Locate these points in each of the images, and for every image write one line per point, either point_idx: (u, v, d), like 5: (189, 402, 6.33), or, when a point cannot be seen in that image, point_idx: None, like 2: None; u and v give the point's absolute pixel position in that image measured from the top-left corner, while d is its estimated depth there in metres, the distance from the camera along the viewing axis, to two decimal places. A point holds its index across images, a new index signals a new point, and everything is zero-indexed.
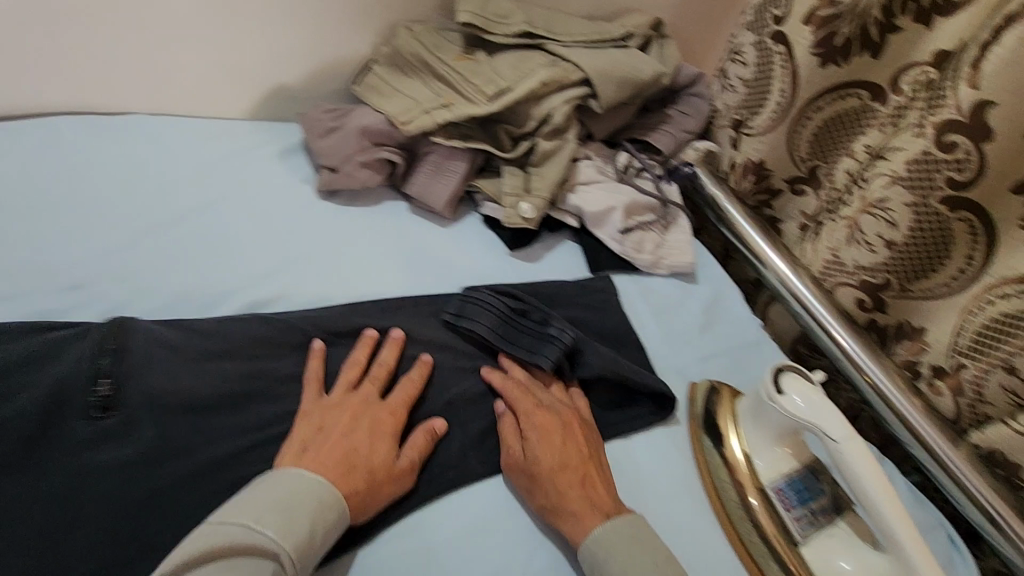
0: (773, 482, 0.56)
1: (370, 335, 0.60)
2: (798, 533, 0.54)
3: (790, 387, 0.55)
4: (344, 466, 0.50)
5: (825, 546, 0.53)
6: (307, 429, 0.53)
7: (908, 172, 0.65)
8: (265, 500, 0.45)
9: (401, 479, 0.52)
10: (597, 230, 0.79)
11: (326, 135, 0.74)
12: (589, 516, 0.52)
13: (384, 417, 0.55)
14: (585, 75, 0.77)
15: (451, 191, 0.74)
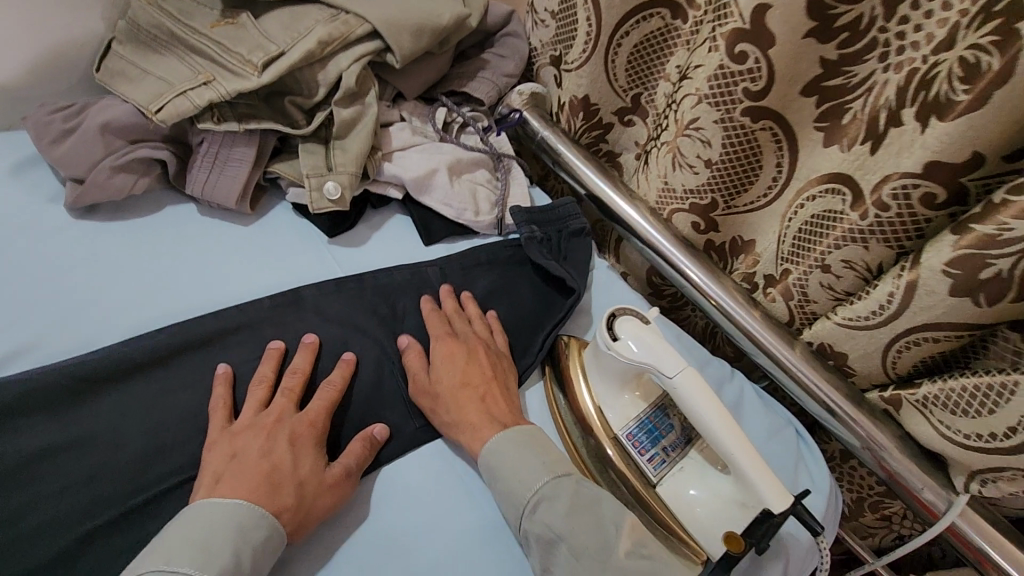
0: (624, 428, 0.55)
1: (276, 347, 0.55)
2: (652, 474, 0.53)
3: (627, 331, 0.53)
4: (263, 489, 0.45)
5: (677, 480, 0.53)
6: (218, 460, 0.47)
7: (709, 87, 0.63)
8: (179, 534, 0.42)
9: (336, 490, 0.48)
10: (423, 198, 0.72)
11: (60, 141, 0.60)
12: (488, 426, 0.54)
13: (298, 432, 0.50)
14: (372, 27, 0.68)
15: (241, 182, 0.64)
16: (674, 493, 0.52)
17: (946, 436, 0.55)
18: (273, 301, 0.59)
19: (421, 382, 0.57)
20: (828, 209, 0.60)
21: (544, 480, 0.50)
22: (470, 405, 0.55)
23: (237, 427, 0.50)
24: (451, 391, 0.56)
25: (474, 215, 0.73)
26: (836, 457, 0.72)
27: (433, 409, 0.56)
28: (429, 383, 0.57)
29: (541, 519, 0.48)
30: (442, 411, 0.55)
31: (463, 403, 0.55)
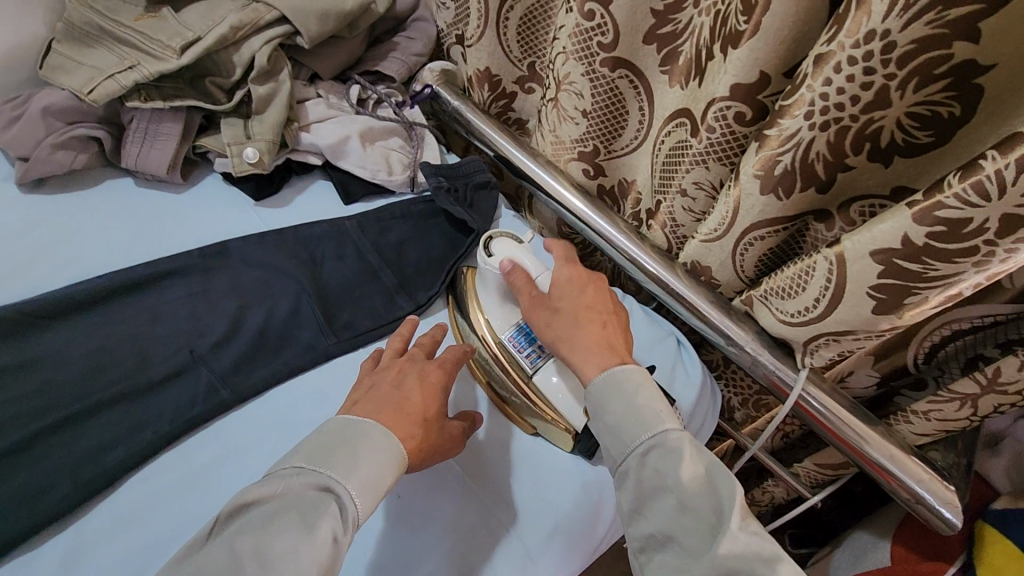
0: (507, 333, 0.65)
1: (411, 316, 0.62)
2: (531, 367, 0.63)
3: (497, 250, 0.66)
4: (402, 420, 0.52)
5: (550, 370, 0.62)
6: (357, 392, 0.55)
7: (573, 44, 0.72)
8: (323, 444, 0.48)
9: (450, 436, 0.56)
10: (340, 162, 0.81)
11: (9, 125, 0.69)
12: (602, 358, 0.56)
13: (433, 376, 0.56)
14: (281, 13, 0.77)
15: (170, 154, 0.73)
16: (549, 382, 0.62)
17: (784, 319, 0.63)
18: (201, 252, 0.68)
19: (532, 299, 0.62)
20: (678, 140, 0.70)
21: (657, 432, 0.50)
22: (594, 329, 0.58)
23: (368, 374, 0.57)
24: (573, 318, 0.59)
25: (387, 174, 0.82)
26: (719, 365, 0.81)
27: (567, 347, 0.58)
28: (533, 306, 0.61)
29: (653, 465, 0.49)
30: (551, 330, 0.59)
31: (590, 331, 0.58)
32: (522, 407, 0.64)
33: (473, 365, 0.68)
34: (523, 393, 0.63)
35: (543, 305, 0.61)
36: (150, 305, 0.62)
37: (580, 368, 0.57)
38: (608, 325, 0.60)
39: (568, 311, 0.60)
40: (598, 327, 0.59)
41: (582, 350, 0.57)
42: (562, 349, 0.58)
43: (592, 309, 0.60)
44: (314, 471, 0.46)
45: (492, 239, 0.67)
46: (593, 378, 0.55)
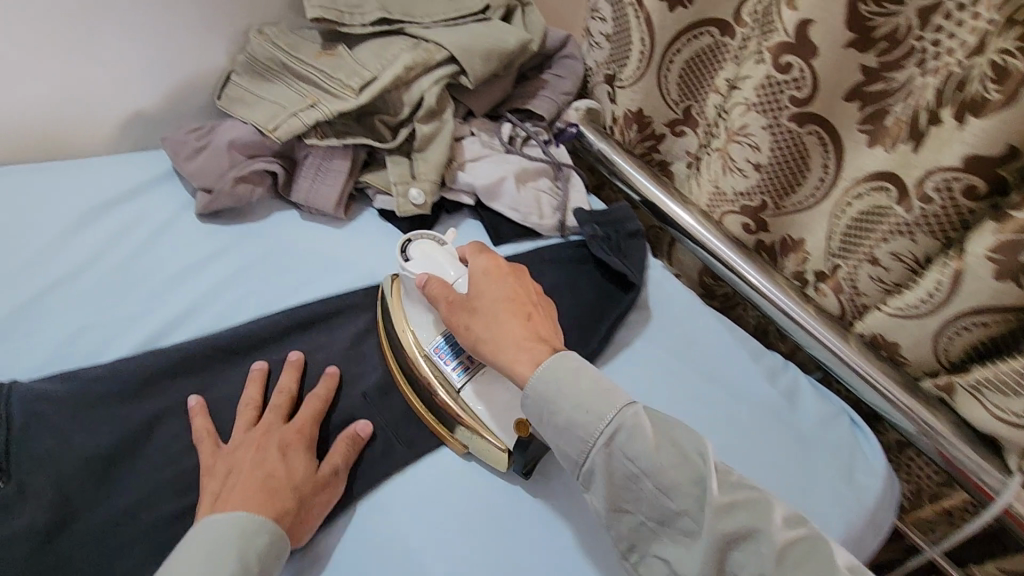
0: (432, 345, 0.61)
1: (258, 371, 0.59)
2: (457, 381, 0.60)
3: (416, 253, 0.64)
4: (268, 493, 0.50)
5: (480, 384, 0.60)
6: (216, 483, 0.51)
7: (756, 97, 0.68)
8: (201, 546, 0.45)
9: (328, 487, 0.54)
10: (492, 204, 0.80)
11: (193, 156, 0.71)
12: (522, 367, 0.54)
13: (290, 441, 0.54)
14: (449, 54, 0.77)
15: (339, 190, 0.74)
16: (493, 411, 0.59)
17: (999, 417, 0.60)
18: (366, 292, 0.69)
19: (455, 302, 0.59)
20: (874, 205, 0.65)
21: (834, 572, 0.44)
22: (532, 324, 0.58)
23: (212, 461, 0.53)
24: (524, 321, 0.57)
25: (538, 218, 0.80)
26: (893, 447, 0.75)
27: (495, 355, 0.56)
28: (468, 303, 0.59)
29: (620, 447, 0.49)
30: (484, 334, 0.57)
31: (508, 328, 0.56)
32: (464, 434, 0.59)
33: (433, 429, 0.60)
34: (461, 415, 0.59)
35: (458, 308, 0.59)
36: (323, 345, 0.64)
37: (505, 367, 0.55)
38: (544, 345, 0.56)
39: (509, 321, 0.57)
40: (529, 359, 0.54)
41: (538, 380, 0.54)
42: (485, 348, 0.57)
43: (526, 340, 0.56)
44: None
45: (414, 244, 0.65)
46: (529, 371, 0.54)
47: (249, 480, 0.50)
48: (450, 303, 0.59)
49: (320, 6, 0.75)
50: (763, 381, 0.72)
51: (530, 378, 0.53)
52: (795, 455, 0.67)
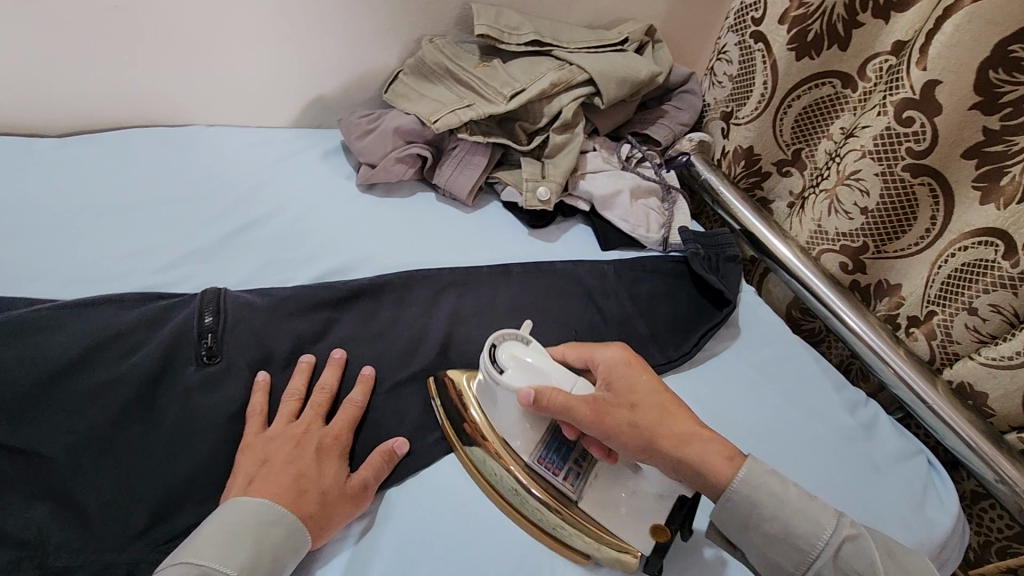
0: (533, 455, 0.56)
1: (306, 362, 0.59)
2: (570, 490, 0.56)
3: (513, 363, 0.56)
4: (300, 491, 0.49)
5: (596, 489, 0.56)
6: (251, 462, 0.51)
7: (874, 145, 0.74)
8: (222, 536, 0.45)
9: (355, 499, 0.52)
10: (606, 212, 0.88)
11: (363, 136, 0.84)
12: (719, 464, 0.52)
13: (329, 448, 0.54)
14: (589, 76, 0.87)
15: (475, 180, 0.84)
16: (597, 501, 0.55)
17: None
18: (489, 270, 0.78)
19: (590, 404, 0.53)
20: (977, 258, 0.69)
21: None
22: (676, 419, 0.53)
23: (257, 437, 0.53)
24: (660, 412, 0.53)
25: (645, 231, 0.88)
26: (966, 498, 0.77)
27: (658, 449, 0.52)
28: (636, 419, 0.53)
29: (845, 562, 0.49)
30: (640, 430, 0.52)
31: (678, 420, 0.53)
32: (546, 516, 0.55)
33: (483, 485, 0.57)
34: (546, 490, 0.56)
35: (610, 405, 0.53)
36: (452, 307, 0.72)
37: (681, 459, 0.52)
38: (659, 410, 0.53)
39: (687, 417, 0.54)
40: (654, 412, 0.53)
41: (688, 449, 0.52)
42: (665, 448, 0.52)
43: (641, 401, 0.54)
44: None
45: (500, 348, 0.58)
46: (734, 470, 0.52)
47: (277, 475, 0.50)
48: (596, 403, 0.53)
49: (485, 24, 0.85)
50: (844, 410, 0.75)
51: (737, 474, 0.51)
52: (869, 482, 0.69)
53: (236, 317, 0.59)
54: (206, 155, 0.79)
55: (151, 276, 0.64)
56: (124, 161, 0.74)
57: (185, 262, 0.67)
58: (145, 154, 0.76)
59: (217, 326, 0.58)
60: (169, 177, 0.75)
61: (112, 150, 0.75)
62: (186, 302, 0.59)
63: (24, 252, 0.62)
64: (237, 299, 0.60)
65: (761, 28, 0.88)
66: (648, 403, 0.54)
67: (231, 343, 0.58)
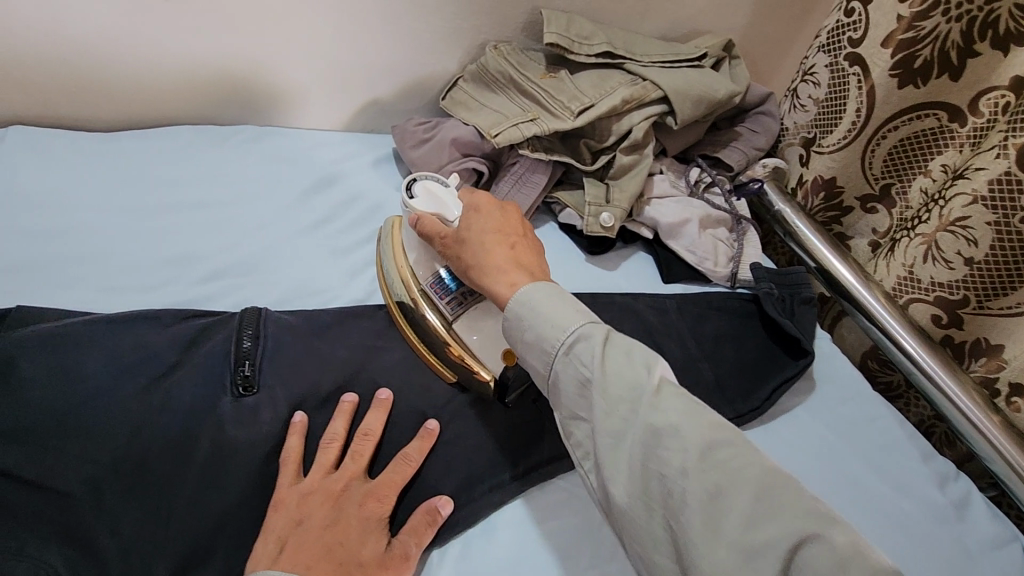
0: (429, 279, 0.61)
1: (349, 402, 0.53)
2: (449, 314, 0.59)
3: (421, 192, 0.62)
4: (335, 562, 0.44)
5: (472, 316, 0.59)
6: (285, 523, 0.46)
7: (990, 191, 0.66)
8: None
9: (396, 572, 0.46)
10: (671, 242, 0.81)
11: (418, 146, 0.79)
12: (514, 275, 0.54)
13: (369, 509, 0.48)
14: (663, 93, 0.80)
15: (533, 200, 0.78)
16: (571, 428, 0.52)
17: None
18: None
19: (449, 240, 0.59)
20: None
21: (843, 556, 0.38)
22: (499, 249, 0.56)
23: (295, 492, 0.48)
24: (479, 245, 0.56)
25: (713, 265, 0.81)
26: None
27: (470, 271, 0.56)
28: (468, 244, 0.57)
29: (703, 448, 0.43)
30: (469, 275, 0.56)
31: (493, 251, 0.56)
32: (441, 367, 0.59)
33: (394, 318, 0.62)
34: (454, 346, 0.58)
35: (452, 240, 0.58)
36: None
37: (478, 279, 0.55)
38: (512, 262, 0.55)
39: (487, 245, 0.56)
40: (503, 249, 0.56)
41: (491, 261, 0.55)
42: (466, 274, 0.57)
43: (504, 230, 0.58)
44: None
45: (417, 181, 0.64)
46: (518, 289, 0.52)
47: (311, 541, 0.45)
48: (444, 245, 0.59)
49: (555, 32, 0.79)
50: (934, 484, 0.67)
51: (520, 288, 0.52)
52: (963, 570, 0.61)
53: (274, 343, 0.55)
54: (254, 159, 0.75)
55: (190, 289, 0.60)
56: (170, 162, 0.70)
57: (225, 275, 0.62)
58: (191, 154, 0.72)
59: (254, 352, 0.53)
60: (214, 180, 0.71)
61: (158, 149, 0.71)
62: (225, 323, 0.55)
63: (64, 256, 0.59)
64: (277, 323, 0.56)
65: (858, 50, 0.80)
66: (515, 234, 0.58)
67: (270, 372, 0.53)
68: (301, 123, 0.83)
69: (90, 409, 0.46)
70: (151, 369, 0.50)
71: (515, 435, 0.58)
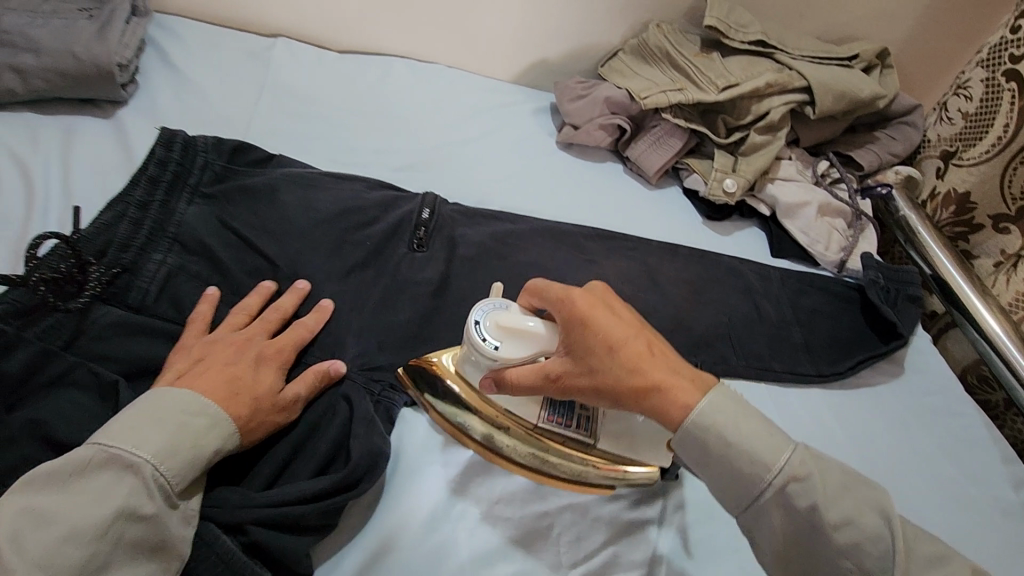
0: (544, 412, 0.54)
1: (267, 287, 0.60)
2: (585, 434, 0.54)
3: (495, 331, 0.53)
4: (232, 393, 0.49)
5: (614, 424, 0.53)
6: (185, 361, 0.52)
7: None
8: (147, 424, 0.44)
9: (285, 411, 0.52)
10: (787, 221, 0.87)
11: (575, 99, 0.91)
12: (684, 393, 0.47)
13: (266, 355, 0.54)
14: (807, 84, 0.86)
15: (665, 161, 0.88)
16: (614, 434, 0.54)
17: None
18: (658, 244, 0.81)
19: (562, 375, 0.50)
20: None
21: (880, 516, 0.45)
22: (651, 362, 0.48)
23: (190, 343, 0.53)
24: (610, 356, 0.48)
25: (823, 248, 0.85)
26: None
27: (631, 397, 0.47)
28: (607, 362, 0.48)
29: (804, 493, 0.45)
30: (604, 396, 0.49)
31: (655, 364, 0.47)
32: (533, 453, 0.54)
33: (450, 432, 0.56)
34: (548, 439, 0.54)
35: (574, 375, 0.49)
36: (616, 266, 0.77)
37: (667, 399, 0.47)
38: (645, 335, 0.49)
39: (637, 341, 0.48)
40: (646, 351, 0.48)
41: (651, 374, 0.47)
42: (627, 399, 0.48)
43: (627, 333, 0.48)
44: (156, 469, 0.43)
45: (484, 321, 0.54)
46: (695, 397, 0.47)
47: (203, 373, 0.50)
48: (562, 380, 0.50)
49: (716, 17, 0.87)
50: (1010, 486, 0.69)
51: (697, 404, 0.46)
52: None
53: (443, 221, 0.71)
54: (441, 89, 0.92)
55: (386, 173, 0.78)
56: (380, 81, 0.89)
57: (410, 169, 0.80)
58: (396, 78, 0.91)
59: (429, 222, 0.70)
60: (410, 100, 0.88)
61: (373, 71, 0.90)
62: (411, 198, 0.72)
63: (301, 133, 0.78)
64: (448, 208, 0.73)
65: (1019, 68, 0.82)
66: (638, 327, 0.50)
67: (437, 239, 0.69)
68: (478, 71, 0.99)
69: (316, 232, 0.65)
70: (359, 216, 0.67)
71: None
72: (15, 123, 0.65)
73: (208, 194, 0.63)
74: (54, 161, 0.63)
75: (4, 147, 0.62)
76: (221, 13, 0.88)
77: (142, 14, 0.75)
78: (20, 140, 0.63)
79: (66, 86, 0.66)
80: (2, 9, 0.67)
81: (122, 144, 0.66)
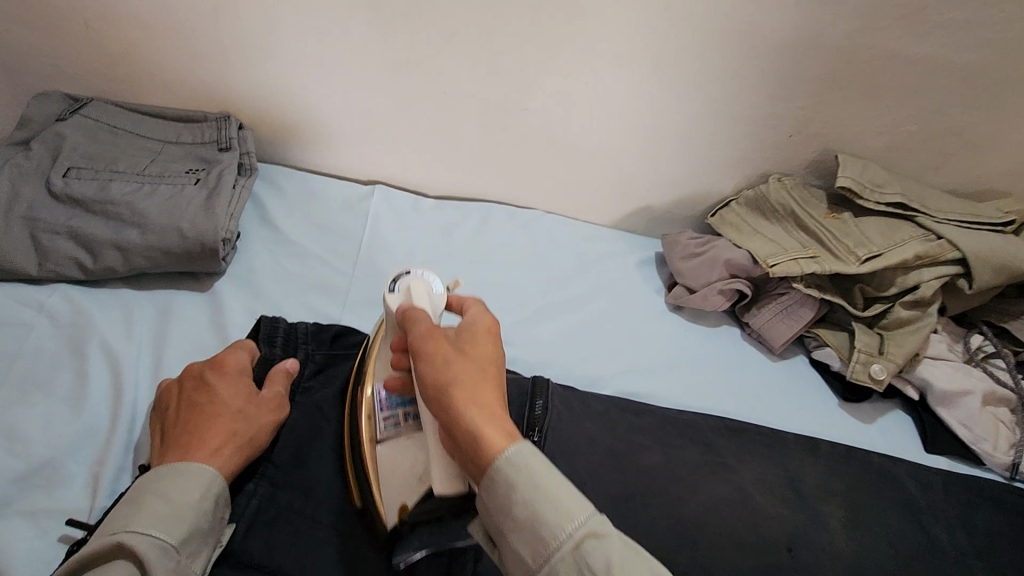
0: (379, 386, 0.55)
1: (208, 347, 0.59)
2: (382, 432, 0.54)
3: (403, 289, 0.56)
4: (212, 424, 0.49)
5: (405, 446, 0.53)
6: (161, 422, 0.51)
7: None
8: (156, 507, 0.43)
9: (274, 409, 0.53)
10: (943, 410, 0.75)
11: (688, 258, 0.82)
12: (490, 427, 0.43)
13: (231, 368, 0.53)
14: (962, 255, 0.76)
15: (793, 333, 0.78)
16: (393, 456, 0.53)
17: None
18: (796, 440, 0.70)
19: (428, 345, 0.48)
20: None
21: None
22: (493, 389, 0.46)
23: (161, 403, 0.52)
24: (456, 354, 0.47)
25: (991, 448, 0.72)
26: None
27: (444, 394, 0.45)
28: (437, 355, 0.47)
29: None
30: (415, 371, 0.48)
31: (492, 406, 0.44)
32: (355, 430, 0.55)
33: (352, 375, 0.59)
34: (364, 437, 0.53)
35: (420, 357, 0.48)
36: (752, 470, 0.65)
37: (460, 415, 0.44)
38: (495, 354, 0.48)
39: (476, 370, 0.46)
40: (496, 397, 0.45)
41: (470, 400, 0.44)
42: (432, 403, 0.46)
43: (492, 374, 0.47)
44: (143, 533, 0.42)
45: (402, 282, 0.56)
46: (497, 445, 0.42)
47: (184, 420, 0.49)
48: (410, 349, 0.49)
49: (850, 177, 0.79)
50: None
51: (495, 442, 0.43)
52: None
53: (555, 419, 0.63)
54: (537, 240, 0.86)
55: None
56: (477, 233, 0.84)
57: (513, 341, 0.73)
58: (493, 229, 0.85)
59: (541, 419, 0.62)
60: (507, 255, 0.82)
61: (469, 220, 0.85)
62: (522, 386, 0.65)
63: None
64: (560, 398, 0.66)
65: None
66: (479, 331, 0.49)
67: (551, 439, 0.62)
68: (577, 216, 0.94)
69: None
70: None
71: (764, 573, 0.57)
72: (114, 305, 0.62)
73: (309, 389, 0.59)
74: (146, 351, 0.59)
75: (95, 338, 0.58)
76: (318, 160, 0.86)
77: (247, 172, 0.73)
78: (116, 326, 0.60)
79: (169, 262, 0.63)
80: (112, 174, 0.65)
81: (217, 327, 0.62)
